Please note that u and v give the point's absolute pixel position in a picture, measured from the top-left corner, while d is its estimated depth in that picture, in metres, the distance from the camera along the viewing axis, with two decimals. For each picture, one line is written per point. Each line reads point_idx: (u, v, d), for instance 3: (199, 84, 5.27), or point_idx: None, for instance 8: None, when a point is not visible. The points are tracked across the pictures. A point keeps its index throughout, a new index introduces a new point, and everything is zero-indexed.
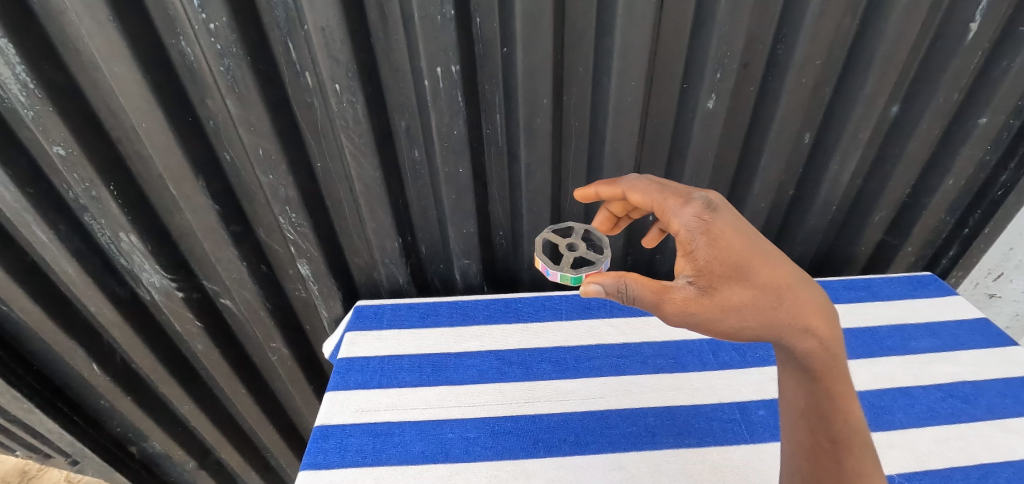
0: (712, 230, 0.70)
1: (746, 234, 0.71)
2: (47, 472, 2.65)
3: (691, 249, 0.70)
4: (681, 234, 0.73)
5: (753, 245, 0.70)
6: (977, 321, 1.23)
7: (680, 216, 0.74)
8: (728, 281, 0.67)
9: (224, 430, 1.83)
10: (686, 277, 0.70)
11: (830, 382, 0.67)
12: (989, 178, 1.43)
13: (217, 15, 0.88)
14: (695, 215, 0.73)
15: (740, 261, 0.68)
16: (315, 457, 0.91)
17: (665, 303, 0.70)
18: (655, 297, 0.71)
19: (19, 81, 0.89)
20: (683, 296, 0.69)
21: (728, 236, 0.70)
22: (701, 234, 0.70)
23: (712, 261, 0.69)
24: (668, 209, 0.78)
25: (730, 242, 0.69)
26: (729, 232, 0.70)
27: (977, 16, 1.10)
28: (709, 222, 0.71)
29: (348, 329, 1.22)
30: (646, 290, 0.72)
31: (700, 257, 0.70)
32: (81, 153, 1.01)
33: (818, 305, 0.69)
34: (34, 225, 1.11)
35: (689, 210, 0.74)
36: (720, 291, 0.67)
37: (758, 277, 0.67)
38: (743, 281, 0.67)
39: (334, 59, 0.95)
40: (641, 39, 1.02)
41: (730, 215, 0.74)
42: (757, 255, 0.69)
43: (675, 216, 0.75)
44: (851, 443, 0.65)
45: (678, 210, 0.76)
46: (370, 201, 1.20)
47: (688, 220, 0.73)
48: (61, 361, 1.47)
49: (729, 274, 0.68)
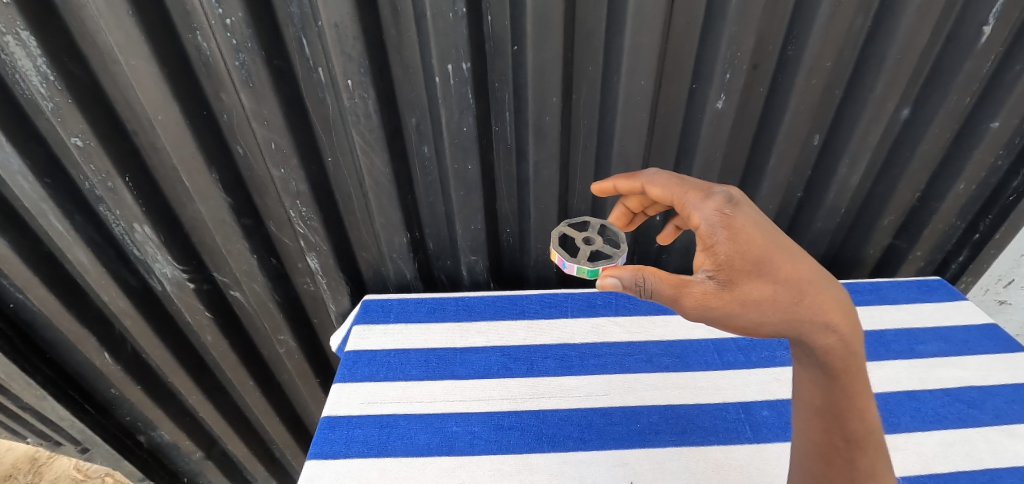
0: (733, 224, 0.70)
1: (767, 229, 0.70)
2: (57, 459, 2.70)
3: (711, 244, 0.70)
4: (701, 228, 0.73)
5: (775, 240, 0.69)
6: (986, 326, 1.23)
7: (701, 210, 0.74)
8: (749, 276, 0.67)
9: (231, 421, 1.85)
10: (706, 272, 0.71)
11: (847, 380, 0.67)
12: (1001, 183, 1.42)
13: (233, 10, 0.89)
14: (715, 209, 0.73)
15: (761, 256, 0.68)
16: (322, 447, 0.93)
17: (683, 297, 0.71)
18: (673, 291, 0.71)
19: (39, 74, 0.91)
20: (702, 290, 0.70)
21: (749, 230, 0.69)
22: (722, 228, 0.70)
23: (732, 256, 0.68)
24: (688, 203, 0.78)
25: (751, 237, 0.69)
26: (751, 226, 0.69)
27: (991, 19, 1.09)
28: (730, 216, 0.71)
29: (356, 323, 1.23)
30: (664, 284, 0.72)
31: (720, 251, 0.69)
32: (98, 144, 1.03)
33: (841, 301, 0.68)
34: (50, 215, 1.13)
35: (710, 205, 0.74)
36: (740, 286, 0.67)
37: (779, 272, 0.67)
38: (763, 276, 0.67)
39: (346, 55, 0.96)
40: (650, 38, 1.02)
41: (751, 210, 0.73)
42: (779, 250, 0.68)
43: (696, 211, 0.75)
44: (865, 442, 0.66)
45: (698, 204, 0.76)
46: (380, 196, 1.22)
47: (708, 215, 0.73)
48: (73, 349, 1.50)
49: (750, 269, 0.67)
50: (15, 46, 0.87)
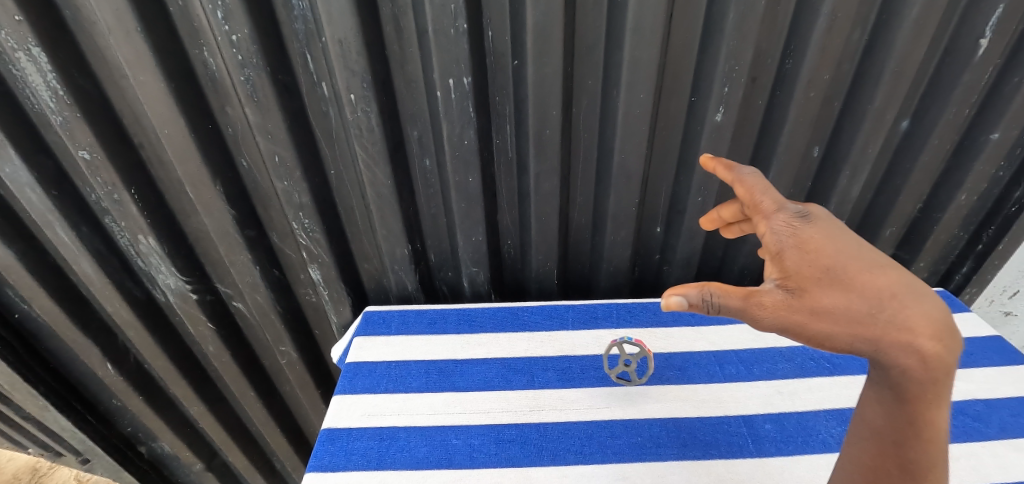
0: (802, 236, 0.66)
1: (844, 241, 0.65)
2: (57, 471, 2.68)
3: (777, 252, 0.66)
4: (768, 240, 0.68)
5: (852, 254, 0.63)
6: (991, 339, 1.21)
7: (770, 222, 0.70)
8: (818, 284, 0.61)
9: (232, 432, 1.85)
10: (772, 280, 0.65)
11: (920, 408, 0.58)
12: (1002, 194, 1.42)
13: (240, 27, 0.91)
14: (785, 222, 0.69)
15: (833, 265, 0.62)
16: (322, 460, 0.92)
17: (753, 307, 0.63)
18: (742, 301, 0.63)
19: (49, 88, 0.93)
20: (771, 299, 0.63)
21: (821, 242, 0.64)
22: (789, 239, 0.66)
23: (801, 265, 0.63)
24: (759, 214, 0.73)
25: (822, 247, 0.64)
26: (823, 239, 0.65)
27: (988, 32, 1.09)
28: (800, 228, 0.67)
29: (357, 335, 1.23)
30: (733, 295, 0.63)
31: (787, 260, 0.65)
32: (105, 157, 1.05)
33: (936, 321, 0.57)
34: (57, 226, 1.15)
35: (780, 217, 0.70)
36: (810, 294, 0.61)
37: (855, 281, 0.60)
38: (836, 283, 0.60)
39: (350, 70, 0.98)
40: (650, 51, 1.03)
41: (827, 220, 0.68)
42: (855, 259, 0.62)
43: (766, 222, 0.71)
44: (928, 475, 0.59)
45: (769, 216, 0.71)
46: (382, 208, 1.23)
47: (777, 227, 0.69)
48: (76, 360, 1.51)
49: (820, 277, 0.62)
50: (26, 61, 0.90)
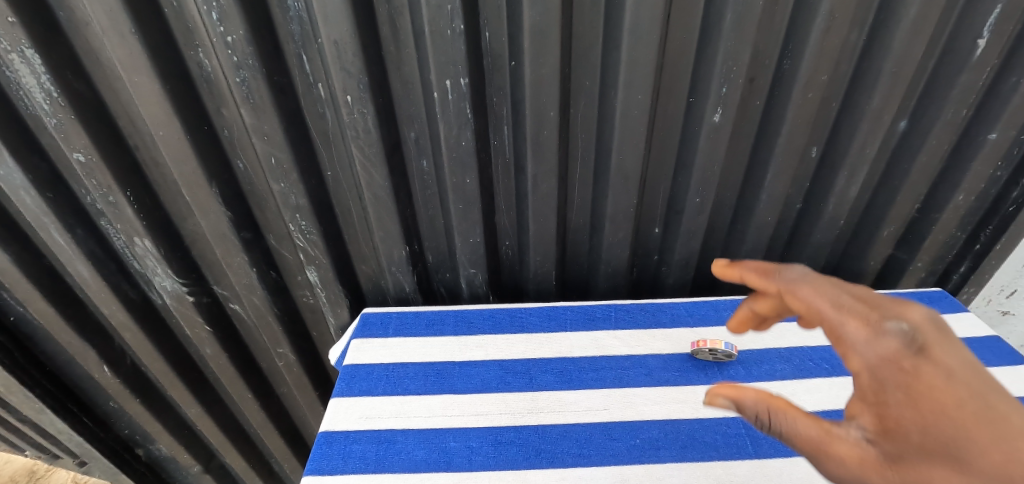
0: (916, 377, 0.51)
1: (972, 389, 0.50)
2: (54, 473, 2.67)
3: (874, 393, 0.52)
4: (861, 373, 0.53)
5: (987, 416, 0.48)
6: (989, 339, 1.21)
7: (862, 351, 0.54)
8: (925, 455, 0.48)
9: (230, 434, 1.84)
10: (861, 430, 0.52)
11: None
12: (1000, 194, 1.42)
13: (234, 28, 0.91)
14: (885, 351, 0.53)
15: (952, 432, 0.48)
16: (319, 463, 0.92)
17: (825, 459, 0.52)
18: (815, 442, 0.53)
19: (43, 90, 0.92)
20: (856, 455, 0.51)
21: (938, 390, 0.50)
22: (896, 378, 0.51)
23: (908, 425, 0.49)
24: (845, 337, 0.56)
25: (938, 398, 0.49)
26: (940, 384, 0.50)
27: (985, 32, 1.09)
28: (911, 369, 0.51)
29: (354, 336, 1.23)
30: (797, 433, 0.54)
31: (891, 410, 0.51)
32: (100, 159, 1.04)
33: None
34: (52, 229, 1.14)
35: (881, 345, 0.53)
36: (916, 467, 0.48)
37: (988, 465, 0.46)
38: (955, 465, 0.47)
39: (346, 71, 0.97)
40: (648, 52, 1.03)
41: (941, 336, 0.54)
42: (987, 423, 0.48)
43: (858, 351, 0.54)
44: None
45: (866, 342, 0.54)
46: (379, 210, 1.22)
47: (871, 355, 0.53)
48: (72, 363, 1.50)
49: (933, 449, 0.48)
50: (19, 63, 0.89)
